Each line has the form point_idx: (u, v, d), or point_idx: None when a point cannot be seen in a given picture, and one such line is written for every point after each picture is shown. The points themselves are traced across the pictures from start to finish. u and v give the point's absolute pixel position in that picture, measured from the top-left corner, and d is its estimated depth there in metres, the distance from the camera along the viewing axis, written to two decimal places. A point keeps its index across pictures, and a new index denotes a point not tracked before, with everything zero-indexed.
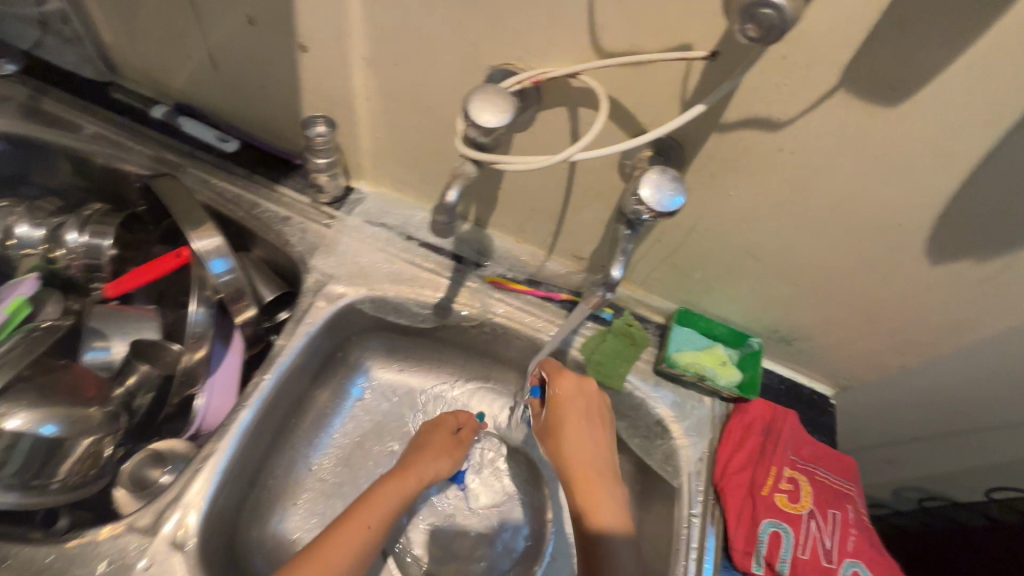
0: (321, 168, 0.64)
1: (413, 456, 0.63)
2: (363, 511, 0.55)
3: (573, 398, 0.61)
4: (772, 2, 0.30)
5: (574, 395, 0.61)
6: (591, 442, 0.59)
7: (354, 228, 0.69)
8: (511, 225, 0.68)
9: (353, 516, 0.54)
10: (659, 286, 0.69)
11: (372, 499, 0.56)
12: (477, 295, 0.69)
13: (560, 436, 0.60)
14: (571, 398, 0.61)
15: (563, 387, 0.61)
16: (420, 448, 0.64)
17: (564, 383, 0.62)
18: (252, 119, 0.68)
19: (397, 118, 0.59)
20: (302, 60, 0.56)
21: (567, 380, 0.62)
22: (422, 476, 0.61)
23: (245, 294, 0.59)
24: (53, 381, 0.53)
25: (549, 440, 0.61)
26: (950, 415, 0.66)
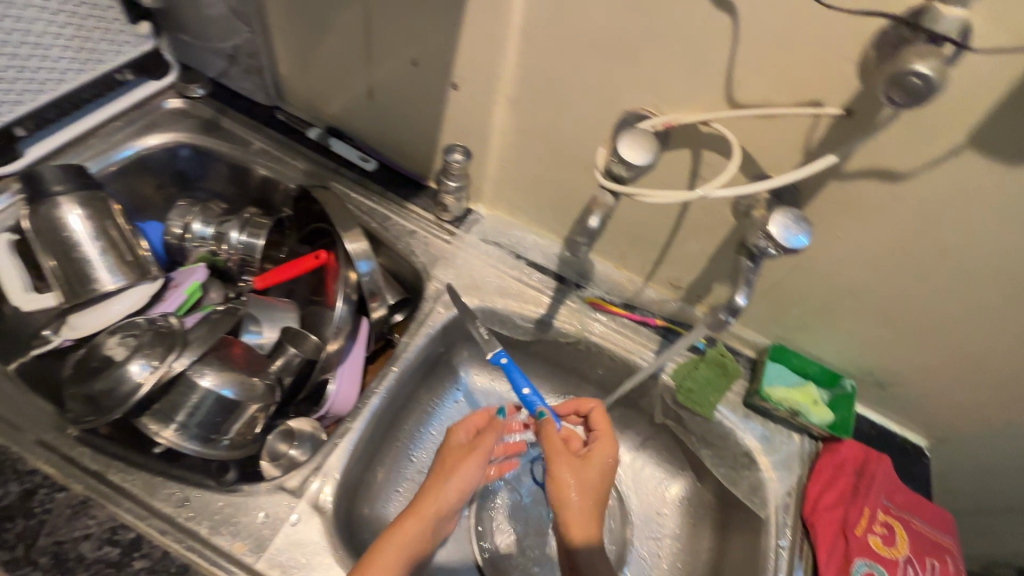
0: (450, 190, 0.72)
1: (448, 469, 0.59)
2: (399, 539, 0.54)
3: (600, 463, 0.61)
4: (920, 72, 0.36)
5: (590, 458, 0.61)
6: (590, 512, 0.58)
7: (471, 245, 0.76)
8: (614, 252, 0.73)
9: (393, 537, 0.53)
10: (754, 321, 0.71)
11: (404, 534, 0.54)
12: (577, 314, 0.74)
13: (565, 497, 0.58)
14: (593, 464, 0.61)
15: (597, 450, 0.62)
16: (466, 458, 0.60)
17: (599, 451, 0.62)
18: (391, 144, 0.78)
19: (527, 150, 0.66)
20: (451, 97, 0.65)
21: (609, 451, 0.62)
22: (470, 476, 0.59)
23: (378, 294, 0.69)
24: (230, 351, 0.58)
25: (557, 494, 0.58)
26: None
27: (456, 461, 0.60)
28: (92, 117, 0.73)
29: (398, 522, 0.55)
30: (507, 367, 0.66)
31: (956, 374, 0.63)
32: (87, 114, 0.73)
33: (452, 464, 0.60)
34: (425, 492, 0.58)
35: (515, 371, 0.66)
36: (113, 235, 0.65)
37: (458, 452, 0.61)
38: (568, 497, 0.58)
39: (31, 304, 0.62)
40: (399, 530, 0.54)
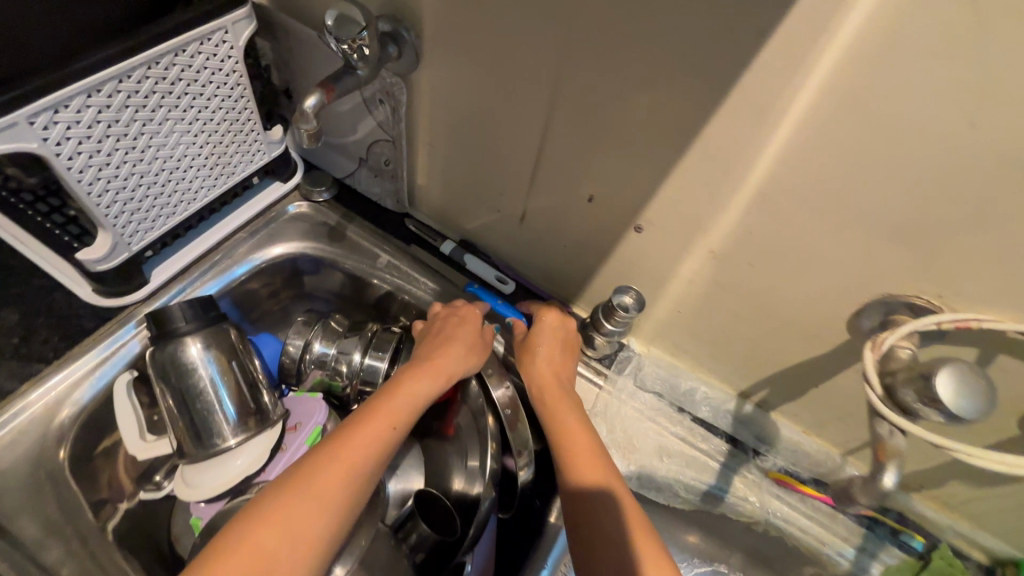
0: (609, 333, 0.62)
1: (418, 373, 0.57)
2: (359, 436, 0.49)
3: (549, 354, 0.61)
4: None
5: (551, 356, 0.61)
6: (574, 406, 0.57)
7: (626, 392, 0.64)
8: (807, 419, 0.59)
9: (358, 437, 0.49)
10: (998, 525, 0.55)
11: (357, 438, 0.49)
12: (757, 488, 0.61)
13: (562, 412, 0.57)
14: (545, 335, 0.62)
15: (550, 319, 0.62)
16: (439, 354, 0.58)
17: (544, 320, 0.62)
18: (534, 265, 0.68)
19: (719, 303, 0.54)
20: (629, 238, 0.55)
21: (549, 314, 0.63)
22: (454, 368, 0.58)
23: (523, 452, 0.58)
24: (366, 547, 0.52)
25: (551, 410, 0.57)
26: None
27: (437, 356, 0.58)
28: (218, 230, 0.67)
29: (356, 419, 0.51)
30: (479, 290, 0.68)
31: None
32: (213, 228, 0.67)
33: (436, 363, 0.58)
34: (405, 376, 0.56)
35: (484, 293, 0.68)
36: (236, 381, 0.58)
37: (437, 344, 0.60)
38: (553, 393, 0.58)
39: (147, 451, 0.57)
40: (356, 429, 0.49)
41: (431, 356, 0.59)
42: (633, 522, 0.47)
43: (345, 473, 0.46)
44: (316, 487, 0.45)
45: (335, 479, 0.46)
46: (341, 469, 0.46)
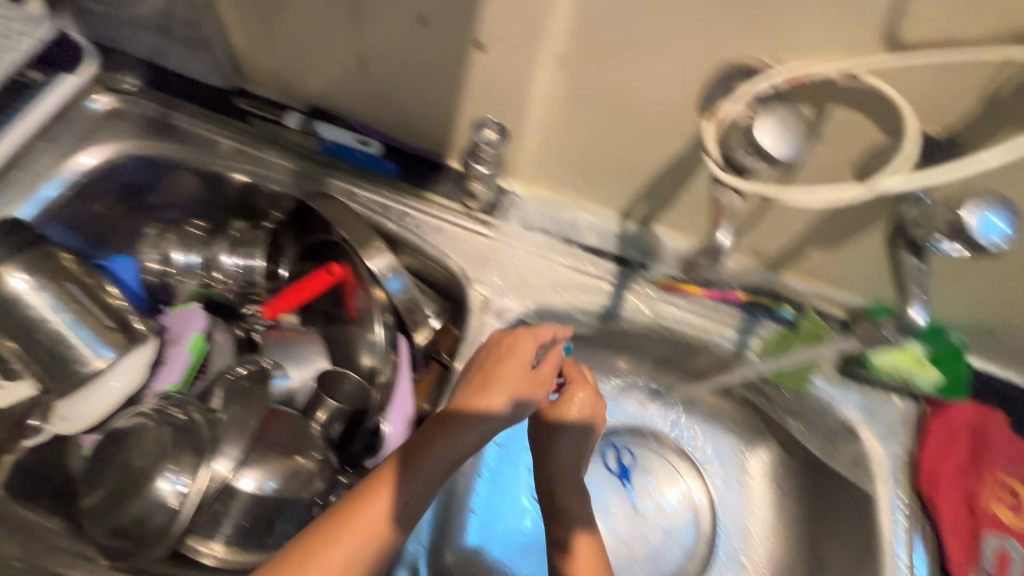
0: (482, 176, 0.59)
1: (469, 400, 0.48)
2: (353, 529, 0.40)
3: (581, 410, 0.54)
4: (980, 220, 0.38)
5: (581, 406, 0.54)
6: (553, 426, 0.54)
7: (515, 235, 0.63)
8: (684, 223, 0.61)
9: (380, 496, 0.42)
10: (850, 283, 0.62)
11: (361, 531, 0.40)
12: (646, 299, 0.64)
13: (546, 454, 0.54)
14: (576, 409, 0.54)
15: (580, 399, 0.55)
16: (507, 367, 0.49)
17: (576, 401, 0.54)
18: (395, 121, 0.62)
19: (579, 119, 0.52)
20: (476, 60, 0.50)
21: (581, 391, 0.55)
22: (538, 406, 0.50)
23: (416, 309, 0.59)
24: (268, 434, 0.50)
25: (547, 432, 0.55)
26: None
27: (492, 370, 0.50)
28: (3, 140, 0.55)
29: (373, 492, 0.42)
30: (338, 150, 0.63)
31: None
32: None
33: (489, 376, 0.49)
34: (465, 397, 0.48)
35: (347, 151, 0.63)
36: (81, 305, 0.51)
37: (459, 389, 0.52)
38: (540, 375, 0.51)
39: (7, 397, 0.52)
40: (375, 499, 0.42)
41: (492, 367, 0.50)
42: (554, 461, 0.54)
43: (350, 542, 0.40)
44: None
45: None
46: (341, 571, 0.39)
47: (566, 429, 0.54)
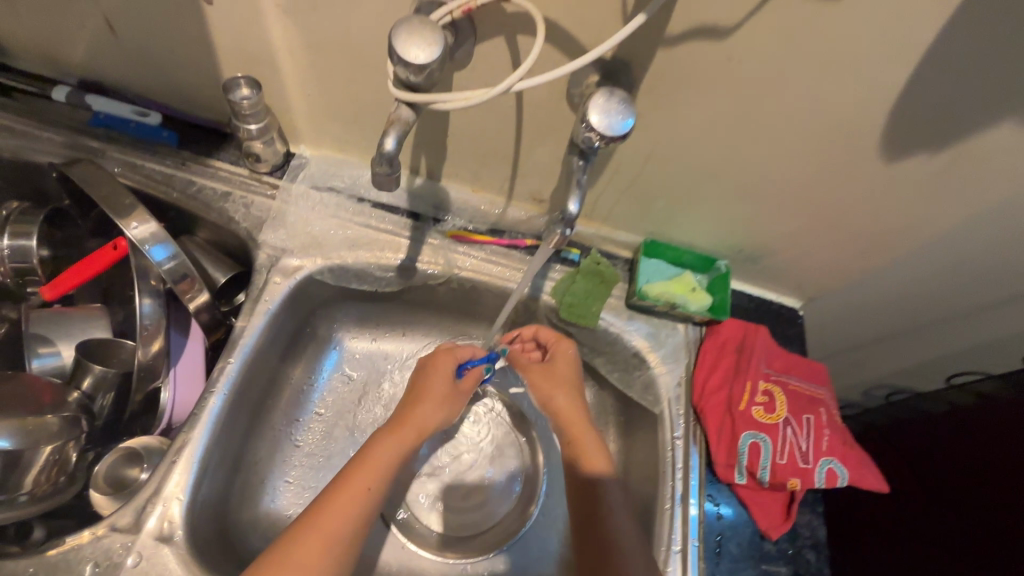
0: (254, 135, 0.60)
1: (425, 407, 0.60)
2: (390, 443, 0.55)
3: (567, 362, 0.66)
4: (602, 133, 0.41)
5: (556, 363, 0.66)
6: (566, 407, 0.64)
7: (301, 196, 0.65)
8: (465, 174, 0.65)
9: (375, 453, 0.54)
10: (624, 220, 0.67)
11: (381, 451, 0.54)
12: (440, 251, 0.67)
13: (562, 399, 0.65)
14: (561, 364, 0.66)
15: (563, 366, 0.66)
16: (433, 381, 0.61)
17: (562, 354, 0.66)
18: (170, 91, 0.62)
19: (328, 69, 0.55)
20: (209, 17, 0.51)
21: (567, 345, 0.67)
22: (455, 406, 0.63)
23: (194, 279, 0.56)
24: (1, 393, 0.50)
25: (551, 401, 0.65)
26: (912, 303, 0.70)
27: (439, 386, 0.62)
28: None
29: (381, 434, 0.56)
30: (107, 120, 0.62)
31: (820, 232, 0.62)
32: None
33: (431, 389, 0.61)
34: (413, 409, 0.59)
35: (117, 120, 0.62)
36: None
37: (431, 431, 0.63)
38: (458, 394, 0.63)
39: None
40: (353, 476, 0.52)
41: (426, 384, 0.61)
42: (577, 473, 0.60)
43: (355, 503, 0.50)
44: (350, 524, 0.49)
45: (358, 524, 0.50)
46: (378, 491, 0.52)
47: (555, 384, 0.65)
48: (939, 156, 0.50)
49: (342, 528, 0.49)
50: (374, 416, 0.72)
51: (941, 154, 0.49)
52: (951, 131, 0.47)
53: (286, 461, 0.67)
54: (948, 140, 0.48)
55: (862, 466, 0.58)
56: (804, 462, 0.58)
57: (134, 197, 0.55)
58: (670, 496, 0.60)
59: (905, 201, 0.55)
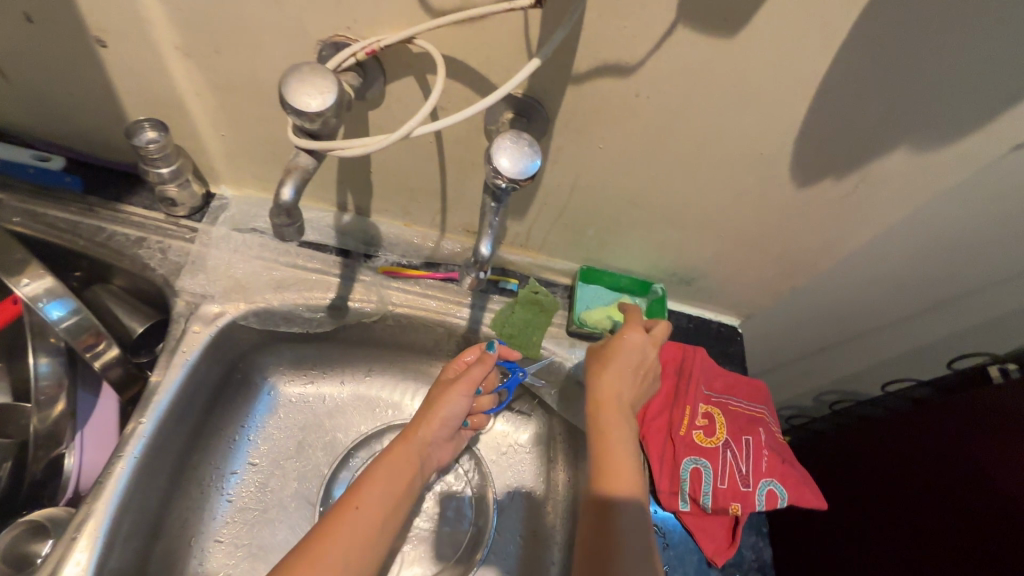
0: (167, 178, 0.57)
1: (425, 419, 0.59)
2: (394, 461, 0.56)
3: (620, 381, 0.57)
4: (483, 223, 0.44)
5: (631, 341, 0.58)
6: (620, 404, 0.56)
7: (221, 238, 0.62)
8: (395, 210, 0.64)
9: (379, 474, 0.54)
10: (558, 249, 0.67)
11: (387, 468, 0.55)
12: (372, 288, 0.65)
13: (608, 412, 0.56)
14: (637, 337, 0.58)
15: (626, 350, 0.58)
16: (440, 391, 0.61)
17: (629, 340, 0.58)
18: (74, 135, 0.59)
19: (238, 108, 0.53)
20: (107, 60, 0.49)
21: (631, 337, 0.58)
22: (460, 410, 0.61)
23: (100, 335, 0.53)
24: None
25: (601, 409, 0.56)
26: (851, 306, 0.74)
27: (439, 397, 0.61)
28: None
29: (389, 451, 0.56)
30: (3, 166, 0.58)
31: (748, 252, 0.63)
32: None
33: (436, 399, 0.60)
34: (417, 422, 0.59)
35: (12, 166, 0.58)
36: None
37: (449, 441, 0.64)
38: (456, 407, 0.61)
39: None
40: (365, 486, 0.53)
41: (429, 399, 0.61)
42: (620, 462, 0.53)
43: (358, 506, 0.51)
44: (350, 546, 0.48)
45: (340, 560, 0.47)
46: (372, 509, 0.52)
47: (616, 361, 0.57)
48: (846, 180, 0.51)
49: (336, 559, 0.47)
50: (315, 462, 0.69)
51: (848, 178, 0.51)
52: (854, 156, 0.48)
53: (216, 519, 0.63)
54: (853, 164, 0.49)
55: (802, 484, 0.59)
56: (745, 486, 0.58)
57: (26, 252, 0.51)
58: None
59: (822, 220, 0.57)
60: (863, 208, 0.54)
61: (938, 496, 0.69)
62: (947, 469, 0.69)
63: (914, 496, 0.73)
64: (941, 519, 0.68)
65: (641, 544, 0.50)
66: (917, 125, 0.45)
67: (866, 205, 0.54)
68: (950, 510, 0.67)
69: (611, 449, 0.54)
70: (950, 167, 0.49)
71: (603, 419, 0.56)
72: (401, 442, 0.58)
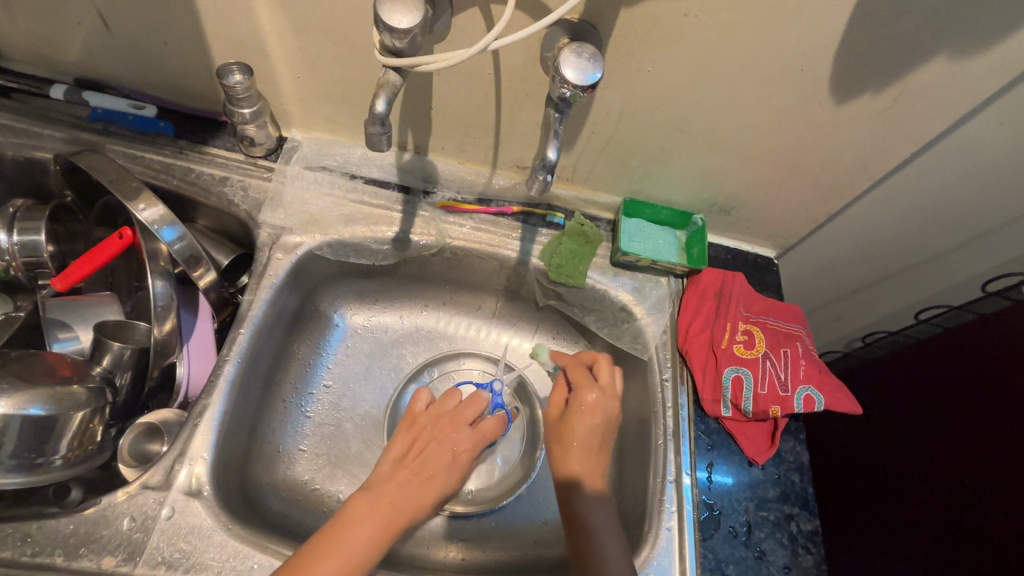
0: (249, 119, 0.63)
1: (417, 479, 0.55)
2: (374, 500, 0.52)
3: (584, 413, 0.60)
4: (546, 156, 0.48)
5: (598, 401, 0.61)
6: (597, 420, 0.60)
7: (295, 176, 0.69)
8: (451, 148, 0.69)
9: (358, 514, 0.50)
10: (603, 181, 0.71)
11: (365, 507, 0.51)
12: (431, 222, 0.71)
13: (576, 417, 0.60)
14: (607, 390, 0.62)
15: (591, 400, 0.60)
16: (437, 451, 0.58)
17: (586, 403, 0.60)
18: (165, 84, 0.65)
19: (314, 50, 0.58)
20: (200, 5, 0.54)
21: (586, 393, 0.61)
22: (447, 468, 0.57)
23: (202, 259, 0.59)
24: (27, 366, 0.52)
25: (559, 432, 0.60)
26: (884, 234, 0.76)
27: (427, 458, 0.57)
28: None
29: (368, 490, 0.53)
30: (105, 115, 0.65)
31: (786, 177, 0.66)
32: None
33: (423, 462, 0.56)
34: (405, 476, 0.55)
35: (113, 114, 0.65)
36: None
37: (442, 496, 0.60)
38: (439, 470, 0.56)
39: None
40: (340, 533, 0.48)
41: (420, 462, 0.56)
42: (603, 432, 0.60)
43: (337, 551, 0.47)
44: None
45: None
46: (354, 553, 0.48)
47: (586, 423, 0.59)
48: (884, 94, 0.54)
49: None
50: (382, 385, 0.76)
51: (886, 92, 0.54)
52: (891, 68, 0.51)
53: (297, 431, 0.70)
54: (891, 77, 0.52)
55: (838, 390, 0.63)
56: (784, 391, 0.62)
57: (137, 182, 0.58)
58: (662, 432, 0.64)
59: (859, 141, 0.60)
60: (901, 125, 0.57)
61: (969, 413, 0.72)
62: (978, 385, 0.72)
63: (945, 416, 0.75)
64: (971, 433, 0.70)
65: (608, 519, 0.54)
66: (957, 30, 0.47)
67: (904, 122, 0.57)
68: (976, 424, 0.70)
69: (575, 429, 0.59)
70: (988, 78, 0.51)
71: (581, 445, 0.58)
72: (382, 484, 0.54)
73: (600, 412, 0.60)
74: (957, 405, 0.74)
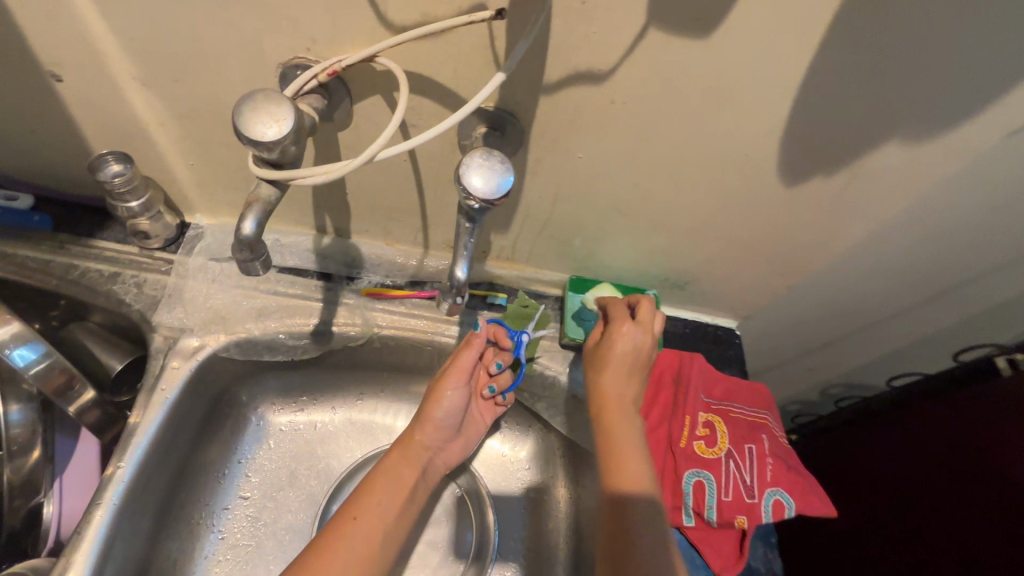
0: (137, 212, 0.56)
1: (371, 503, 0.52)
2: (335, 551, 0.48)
3: (624, 344, 0.55)
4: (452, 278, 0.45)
5: (630, 343, 0.55)
6: (619, 380, 0.55)
7: (198, 269, 0.61)
8: (376, 231, 0.63)
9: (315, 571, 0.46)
10: (546, 259, 0.65)
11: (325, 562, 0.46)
12: (356, 310, 0.63)
13: (604, 384, 0.55)
14: (642, 331, 0.55)
15: (625, 334, 0.55)
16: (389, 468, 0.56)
17: (622, 336, 0.55)
18: (41, 171, 0.58)
19: (205, 137, 0.51)
20: (63, 93, 0.47)
21: (627, 327, 0.55)
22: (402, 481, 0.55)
23: (75, 377, 0.51)
24: None
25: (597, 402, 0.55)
26: (848, 301, 0.72)
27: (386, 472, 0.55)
28: None
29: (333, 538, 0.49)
30: None
31: (741, 254, 0.61)
32: None
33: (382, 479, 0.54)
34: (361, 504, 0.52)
35: None
36: None
37: (456, 438, 0.62)
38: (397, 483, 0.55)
39: None
40: None
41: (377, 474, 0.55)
42: (618, 403, 0.54)
43: None
44: None
45: None
46: None
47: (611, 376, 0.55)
48: (836, 177, 0.49)
49: None
50: (309, 491, 0.66)
51: (838, 175, 0.49)
52: (842, 152, 0.47)
53: (204, 560, 0.60)
54: (842, 161, 0.47)
55: (810, 492, 0.57)
56: (750, 497, 0.56)
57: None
58: None
59: (815, 220, 0.55)
60: (857, 205, 0.52)
61: (953, 496, 0.66)
62: (958, 464, 0.67)
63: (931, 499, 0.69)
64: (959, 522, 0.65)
65: (651, 531, 0.49)
66: (909, 116, 0.43)
67: (860, 202, 0.52)
68: (962, 513, 0.65)
69: (609, 407, 0.54)
70: (945, 160, 0.47)
71: (612, 424, 0.54)
72: (345, 530, 0.49)
73: (628, 352, 0.55)
74: (940, 486, 0.68)
